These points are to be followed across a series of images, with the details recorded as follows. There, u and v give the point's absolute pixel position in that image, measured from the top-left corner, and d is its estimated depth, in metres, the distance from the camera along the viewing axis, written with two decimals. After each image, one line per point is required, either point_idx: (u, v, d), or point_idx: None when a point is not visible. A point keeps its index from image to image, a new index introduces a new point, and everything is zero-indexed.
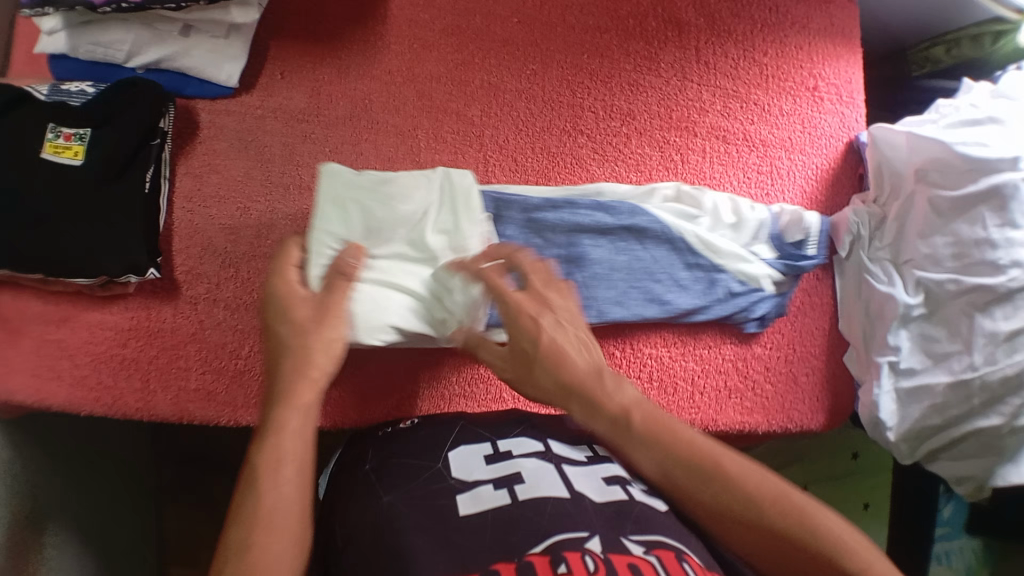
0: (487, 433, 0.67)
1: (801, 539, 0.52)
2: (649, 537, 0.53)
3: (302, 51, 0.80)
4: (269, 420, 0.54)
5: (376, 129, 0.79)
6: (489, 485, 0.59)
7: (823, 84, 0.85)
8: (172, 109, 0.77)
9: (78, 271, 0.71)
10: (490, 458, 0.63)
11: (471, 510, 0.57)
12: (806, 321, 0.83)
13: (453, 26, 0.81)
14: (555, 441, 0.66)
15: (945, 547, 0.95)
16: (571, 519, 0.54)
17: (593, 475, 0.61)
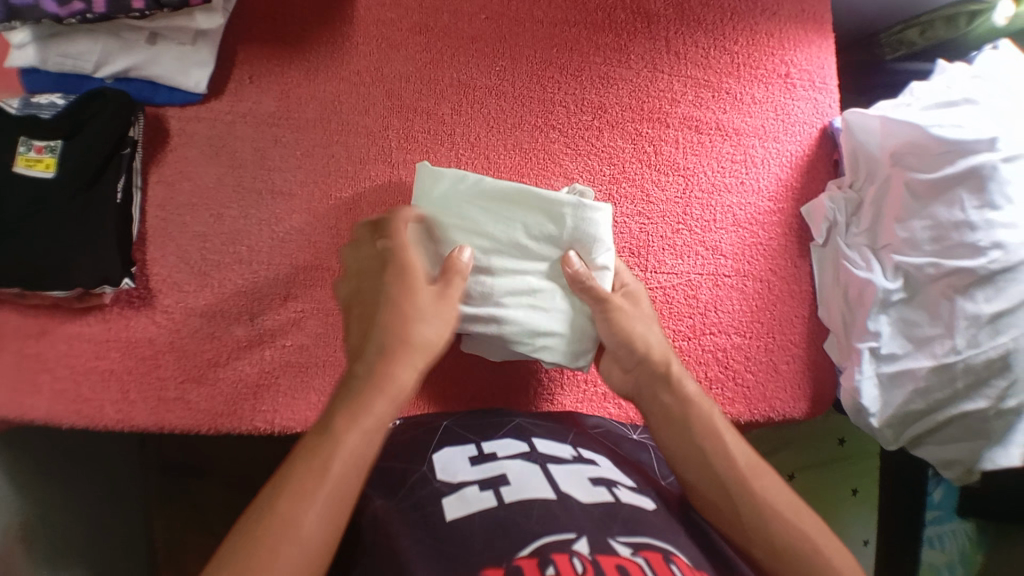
0: (472, 436, 0.67)
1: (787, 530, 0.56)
2: (636, 538, 0.54)
3: (270, 54, 0.79)
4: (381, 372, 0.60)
5: (347, 131, 0.78)
6: (473, 486, 0.59)
7: (795, 71, 0.85)
8: (143, 118, 0.77)
9: (55, 284, 0.71)
10: (475, 460, 0.63)
11: (458, 512, 0.56)
12: (788, 309, 0.83)
13: (422, 25, 0.80)
14: (539, 441, 0.67)
15: (937, 530, 0.93)
16: (555, 520, 0.54)
17: (578, 475, 0.61)
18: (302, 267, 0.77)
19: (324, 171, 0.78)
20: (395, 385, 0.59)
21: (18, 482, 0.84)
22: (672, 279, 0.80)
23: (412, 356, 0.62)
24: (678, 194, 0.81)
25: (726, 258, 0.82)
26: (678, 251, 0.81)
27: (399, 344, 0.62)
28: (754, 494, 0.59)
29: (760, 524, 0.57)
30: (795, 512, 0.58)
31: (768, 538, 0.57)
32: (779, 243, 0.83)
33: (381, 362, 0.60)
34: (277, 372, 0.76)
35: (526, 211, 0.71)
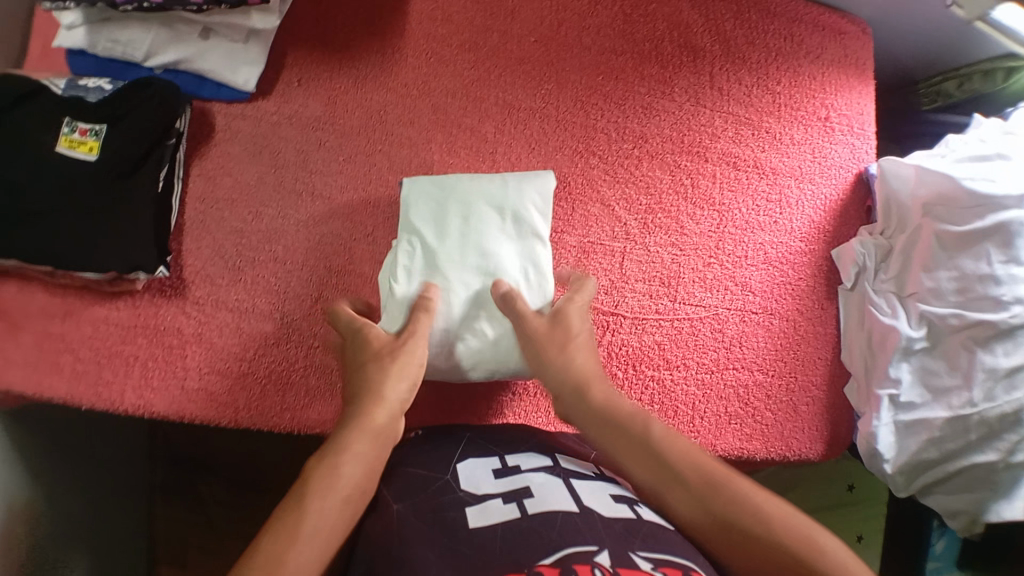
0: (496, 449, 0.67)
1: (795, 550, 0.51)
2: (657, 554, 0.53)
3: (320, 60, 0.80)
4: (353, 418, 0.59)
5: (390, 141, 0.79)
6: (497, 498, 0.59)
7: (835, 115, 0.86)
8: (188, 111, 0.78)
9: (84, 265, 0.71)
10: (498, 473, 0.63)
11: (478, 522, 0.56)
12: (811, 350, 0.83)
13: (471, 43, 0.81)
14: (564, 459, 0.67)
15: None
16: (575, 532, 0.54)
17: (600, 489, 0.61)
18: (335, 271, 0.78)
19: (365, 178, 0.79)
20: (386, 398, 0.61)
21: (29, 460, 0.84)
22: (700, 312, 0.81)
23: (389, 370, 0.64)
24: (711, 228, 0.82)
25: (755, 295, 0.82)
26: (707, 285, 0.81)
27: (387, 381, 0.63)
28: (730, 504, 0.55)
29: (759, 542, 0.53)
30: (771, 507, 0.54)
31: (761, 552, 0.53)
32: (806, 284, 0.84)
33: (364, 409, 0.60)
34: (300, 372, 0.76)
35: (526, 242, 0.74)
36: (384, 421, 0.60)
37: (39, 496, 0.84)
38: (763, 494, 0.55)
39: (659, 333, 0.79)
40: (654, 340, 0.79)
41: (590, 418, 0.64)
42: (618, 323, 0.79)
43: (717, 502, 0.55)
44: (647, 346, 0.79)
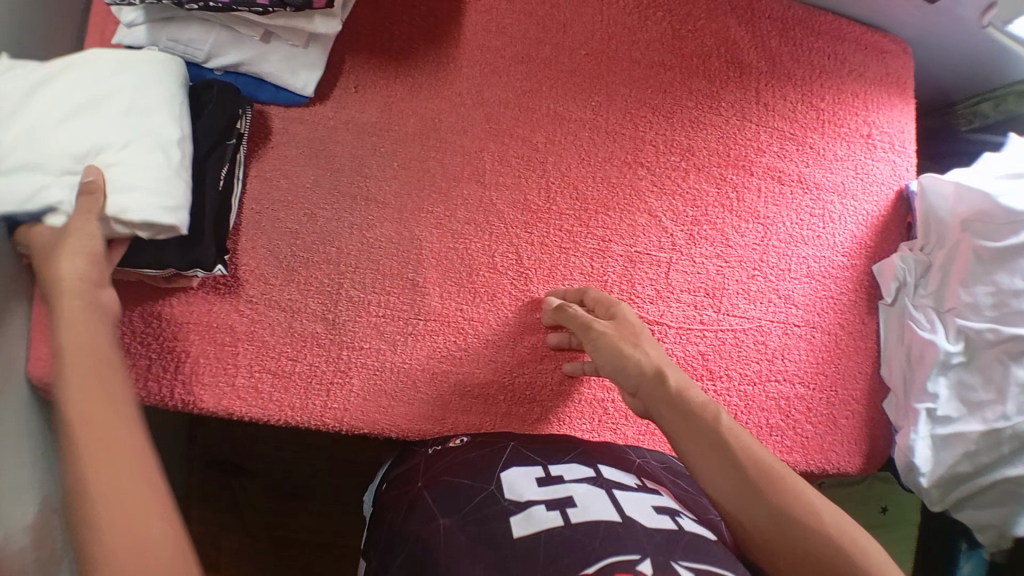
0: (539, 458, 0.69)
1: (846, 548, 0.53)
2: (699, 564, 0.53)
3: (377, 67, 0.82)
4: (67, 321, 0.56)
5: (443, 149, 0.80)
6: (540, 506, 0.60)
7: (876, 132, 0.88)
8: (250, 112, 0.80)
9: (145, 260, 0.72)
10: (542, 481, 0.65)
11: (524, 531, 0.58)
12: (852, 364, 0.84)
13: (524, 54, 0.83)
14: (606, 469, 0.68)
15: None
16: (617, 541, 0.54)
17: (642, 503, 0.62)
18: (387, 274, 0.78)
19: (418, 184, 0.80)
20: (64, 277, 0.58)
21: None
22: (743, 323, 0.82)
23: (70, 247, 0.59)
24: (756, 241, 0.83)
25: (797, 307, 0.83)
26: (751, 296, 0.82)
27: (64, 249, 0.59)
28: (798, 509, 0.56)
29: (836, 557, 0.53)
30: (837, 522, 0.55)
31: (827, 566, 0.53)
32: (848, 298, 0.85)
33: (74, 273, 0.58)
34: (350, 372, 0.77)
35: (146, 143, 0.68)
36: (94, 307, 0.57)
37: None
38: (831, 510, 0.56)
39: (702, 343, 0.80)
40: (697, 349, 0.80)
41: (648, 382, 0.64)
42: (662, 332, 0.80)
43: (791, 513, 0.55)
44: (691, 356, 0.80)
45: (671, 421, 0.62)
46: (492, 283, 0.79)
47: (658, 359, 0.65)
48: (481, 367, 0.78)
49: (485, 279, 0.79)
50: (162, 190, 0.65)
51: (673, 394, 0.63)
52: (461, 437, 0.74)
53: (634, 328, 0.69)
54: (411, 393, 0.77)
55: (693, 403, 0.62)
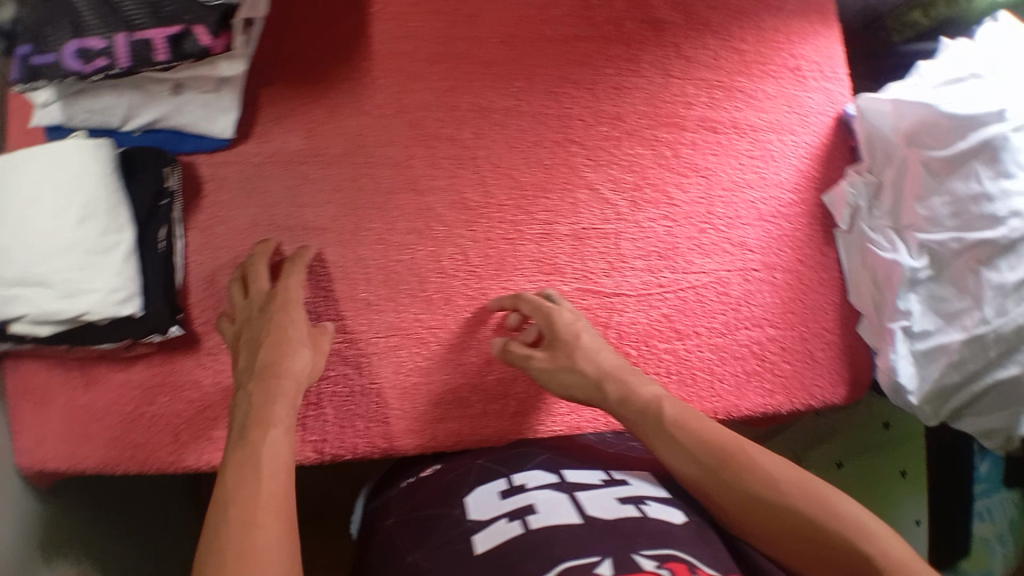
0: (504, 470, 0.71)
1: (813, 513, 0.56)
2: (662, 551, 0.56)
3: (293, 95, 0.79)
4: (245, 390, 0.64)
5: (374, 163, 0.79)
6: (503, 518, 0.62)
7: (805, 63, 0.87)
8: (178, 167, 0.78)
9: (101, 337, 0.73)
10: (505, 493, 0.66)
11: (486, 546, 0.59)
12: (819, 297, 0.84)
13: (438, 53, 0.80)
14: (569, 472, 0.70)
15: (990, 504, 1.00)
16: (576, 544, 0.56)
17: (604, 498, 0.64)
18: (339, 299, 0.78)
19: (353, 204, 0.78)
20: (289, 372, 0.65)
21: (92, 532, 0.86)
22: (702, 278, 0.82)
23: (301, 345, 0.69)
24: (701, 194, 0.83)
25: (754, 252, 0.83)
26: (706, 250, 0.82)
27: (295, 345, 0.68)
28: (754, 481, 0.59)
29: (798, 528, 0.56)
30: (795, 488, 0.58)
31: (787, 528, 0.56)
32: (803, 233, 0.84)
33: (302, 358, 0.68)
34: (322, 403, 0.77)
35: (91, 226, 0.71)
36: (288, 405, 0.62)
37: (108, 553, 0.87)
38: (789, 476, 0.59)
39: (665, 305, 0.81)
40: (661, 313, 0.81)
41: (596, 391, 0.70)
42: (623, 303, 0.80)
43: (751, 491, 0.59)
44: (655, 321, 0.80)
45: (632, 421, 0.67)
46: (445, 287, 0.79)
47: (596, 372, 0.71)
48: (452, 372, 0.79)
49: (438, 285, 0.78)
50: (114, 285, 0.71)
51: (622, 397, 0.68)
52: (433, 466, 0.76)
53: (568, 343, 0.73)
54: (386, 411, 0.77)
55: (644, 399, 0.67)
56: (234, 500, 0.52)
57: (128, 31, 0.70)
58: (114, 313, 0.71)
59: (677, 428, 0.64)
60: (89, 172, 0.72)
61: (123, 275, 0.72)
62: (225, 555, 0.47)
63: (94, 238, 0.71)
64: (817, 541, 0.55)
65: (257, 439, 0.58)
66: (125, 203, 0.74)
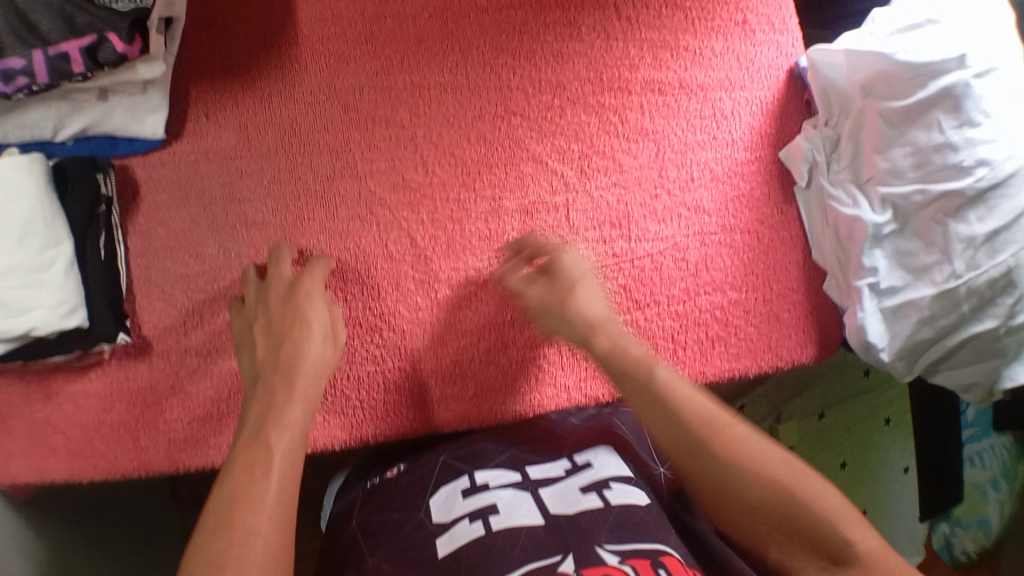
0: (465, 466, 0.68)
1: (797, 494, 0.54)
2: (626, 546, 0.56)
3: (222, 89, 0.78)
4: (265, 386, 0.65)
5: (310, 151, 0.77)
6: (463, 520, 0.60)
7: (752, 16, 0.83)
8: (112, 173, 0.77)
9: (52, 351, 0.72)
10: (467, 492, 0.64)
11: (447, 549, 0.58)
12: (781, 257, 0.81)
13: (367, 33, 0.78)
14: (534, 467, 0.67)
15: (977, 447, 1.06)
16: (537, 547, 0.56)
17: (567, 491, 0.63)
18: None
19: (292, 195, 0.77)
20: (308, 365, 0.66)
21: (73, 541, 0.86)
22: (658, 245, 0.79)
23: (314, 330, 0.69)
24: (651, 159, 0.80)
25: (710, 216, 0.80)
26: (660, 217, 0.80)
27: (307, 333, 0.68)
28: (742, 457, 0.56)
29: (783, 508, 0.54)
30: (784, 464, 0.56)
31: (768, 508, 0.54)
32: (761, 191, 0.82)
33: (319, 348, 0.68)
34: None
35: (26, 243, 0.69)
36: (307, 409, 0.63)
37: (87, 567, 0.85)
38: (777, 454, 0.57)
39: (621, 276, 0.78)
40: (618, 284, 0.78)
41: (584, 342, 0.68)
42: None
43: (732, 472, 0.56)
44: (613, 292, 0.78)
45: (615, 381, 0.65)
46: (394, 273, 0.76)
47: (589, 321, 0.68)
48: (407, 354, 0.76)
49: (385, 272, 0.76)
50: (55, 299, 0.69)
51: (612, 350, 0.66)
52: (398, 465, 0.72)
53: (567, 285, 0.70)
54: (343, 404, 0.75)
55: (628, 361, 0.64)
56: (243, 508, 0.53)
57: (45, 47, 0.67)
58: (59, 327, 0.69)
59: (660, 395, 0.61)
60: (22, 188, 0.69)
61: (64, 288, 0.70)
62: (225, 563, 0.49)
63: (33, 256, 0.69)
64: (795, 521, 0.53)
65: (273, 442, 0.59)
66: (61, 219, 0.71)
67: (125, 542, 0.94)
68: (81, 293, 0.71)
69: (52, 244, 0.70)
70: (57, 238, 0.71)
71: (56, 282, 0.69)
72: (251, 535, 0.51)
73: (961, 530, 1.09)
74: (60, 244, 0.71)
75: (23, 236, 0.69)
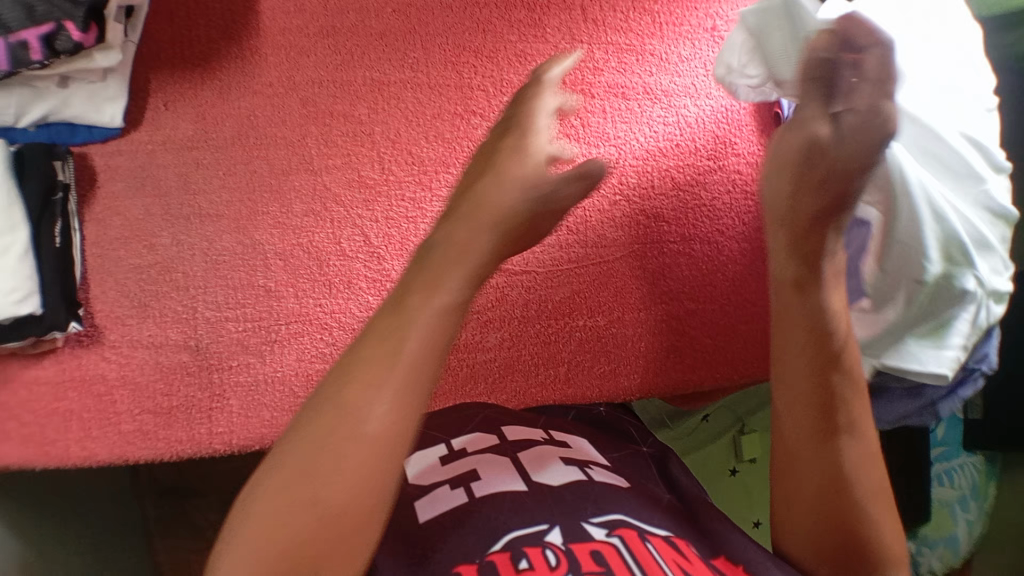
0: (441, 434, 0.67)
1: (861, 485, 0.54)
2: (608, 517, 0.55)
3: (181, 79, 0.78)
4: (458, 213, 0.51)
5: (266, 144, 0.77)
6: (445, 486, 0.60)
7: (723, 22, 0.82)
8: (70, 161, 0.76)
9: (7, 335, 0.71)
10: (446, 459, 0.63)
11: (429, 515, 0.57)
12: (741, 268, 0.79)
13: (328, 27, 0.78)
14: (510, 429, 0.67)
15: (947, 466, 1.01)
16: (522, 512, 0.55)
17: (547, 456, 0.63)
18: (237, 286, 0.76)
19: (248, 188, 0.77)
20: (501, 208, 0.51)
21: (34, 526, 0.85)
22: (615, 250, 0.78)
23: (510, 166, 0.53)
24: (611, 163, 0.79)
25: (669, 223, 0.79)
26: (617, 222, 0.79)
27: (513, 163, 0.53)
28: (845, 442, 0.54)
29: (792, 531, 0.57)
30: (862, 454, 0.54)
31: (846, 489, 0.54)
32: (725, 200, 0.80)
33: (462, 226, 0.50)
34: (226, 393, 0.75)
35: None
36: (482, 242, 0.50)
37: (44, 556, 0.84)
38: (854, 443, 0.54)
39: (577, 281, 0.78)
40: (572, 289, 0.78)
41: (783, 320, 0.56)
42: (532, 279, 0.77)
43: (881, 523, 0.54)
44: (566, 298, 0.78)
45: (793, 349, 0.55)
46: (345, 270, 0.76)
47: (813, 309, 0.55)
48: None
49: (337, 268, 0.76)
50: (9, 284, 0.69)
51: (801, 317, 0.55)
52: None
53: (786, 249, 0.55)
54: (291, 399, 0.75)
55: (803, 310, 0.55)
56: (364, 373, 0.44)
57: (5, 34, 0.67)
58: (12, 313, 0.69)
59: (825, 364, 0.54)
60: None
61: (18, 274, 0.69)
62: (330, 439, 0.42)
63: None
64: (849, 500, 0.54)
65: (415, 310, 0.46)
66: (18, 204, 0.71)
67: (86, 531, 0.93)
68: (36, 278, 0.71)
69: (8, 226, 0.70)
70: (14, 221, 0.70)
71: (9, 268, 0.69)
72: (351, 451, 0.42)
73: (926, 550, 1.02)
74: (15, 229, 0.70)
75: None
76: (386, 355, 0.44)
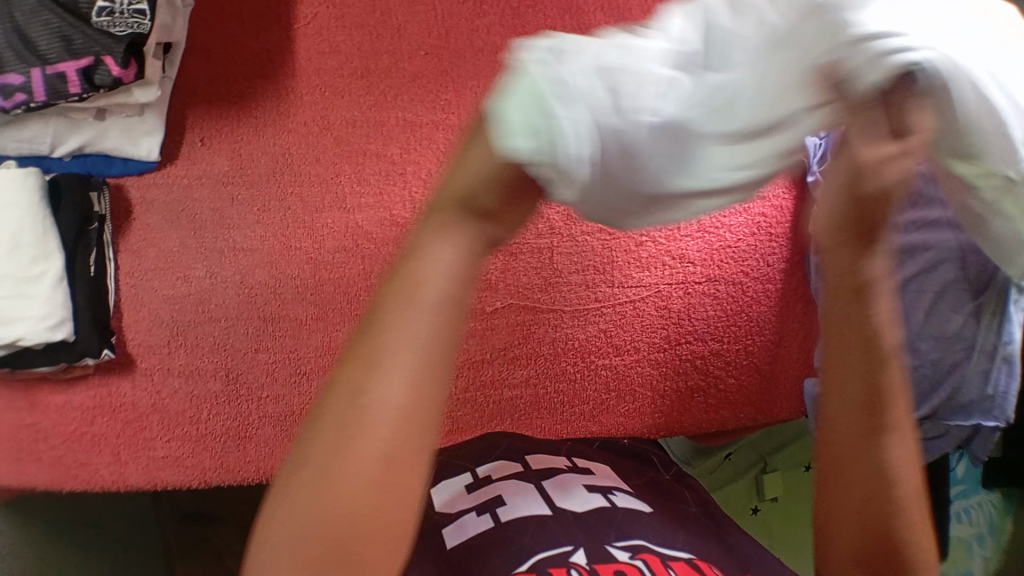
0: (467, 463, 0.68)
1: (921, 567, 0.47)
2: (633, 542, 0.57)
3: (218, 114, 0.80)
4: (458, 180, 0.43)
5: (301, 182, 0.79)
6: (472, 513, 0.60)
7: None
8: (105, 192, 0.77)
9: (37, 361, 0.73)
10: (470, 486, 0.64)
11: (456, 542, 0.57)
12: (765, 309, 0.79)
13: (363, 68, 0.80)
14: (533, 457, 0.67)
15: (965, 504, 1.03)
16: (550, 533, 0.57)
17: (570, 483, 0.63)
18: (270, 320, 0.78)
19: (281, 224, 0.78)
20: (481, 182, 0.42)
21: None
22: (641, 291, 0.79)
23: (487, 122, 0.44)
24: None
25: (695, 264, 0.80)
26: (644, 263, 0.80)
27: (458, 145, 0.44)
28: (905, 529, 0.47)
29: None
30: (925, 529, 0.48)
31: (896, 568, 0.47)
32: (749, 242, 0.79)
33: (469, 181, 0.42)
34: (256, 425, 0.78)
35: (19, 254, 0.71)
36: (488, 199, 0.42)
37: None
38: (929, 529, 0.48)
39: (602, 320, 0.79)
40: (598, 329, 0.79)
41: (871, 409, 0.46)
42: (558, 318, 0.79)
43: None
44: (593, 336, 0.79)
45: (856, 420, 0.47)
46: None
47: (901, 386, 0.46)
48: None
49: (368, 304, 0.77)
50: (44, 312, 0.71)
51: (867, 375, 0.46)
52: None
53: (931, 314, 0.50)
54: None
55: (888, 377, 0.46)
56: (387, 345, 0.41)
57: (43, 65, 0.69)
58: (44, 339, 0.71)
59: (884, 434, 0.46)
60: (18, 197, 0.71)
61: (53, 302, 0.71)
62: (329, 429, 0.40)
63: (22, 266, 0.71)
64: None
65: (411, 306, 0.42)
66: (52, 230, 0.73)
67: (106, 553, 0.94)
68: (69, 306, 0.73)
69: (42, 256, 0.72)
70: (49, 251, 0.72)
71: (43, 296, 0.71)
72: (363, 443, 0.39)
73: None
74: (48, 261, 0.72)
75: (14, 247, 0.71)
76: (399, 328, 0.41)
